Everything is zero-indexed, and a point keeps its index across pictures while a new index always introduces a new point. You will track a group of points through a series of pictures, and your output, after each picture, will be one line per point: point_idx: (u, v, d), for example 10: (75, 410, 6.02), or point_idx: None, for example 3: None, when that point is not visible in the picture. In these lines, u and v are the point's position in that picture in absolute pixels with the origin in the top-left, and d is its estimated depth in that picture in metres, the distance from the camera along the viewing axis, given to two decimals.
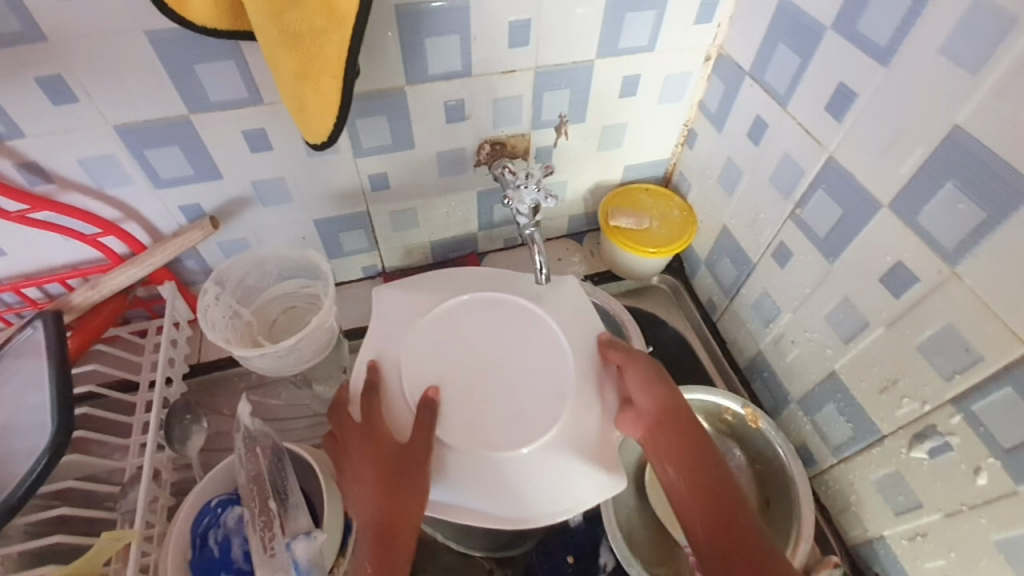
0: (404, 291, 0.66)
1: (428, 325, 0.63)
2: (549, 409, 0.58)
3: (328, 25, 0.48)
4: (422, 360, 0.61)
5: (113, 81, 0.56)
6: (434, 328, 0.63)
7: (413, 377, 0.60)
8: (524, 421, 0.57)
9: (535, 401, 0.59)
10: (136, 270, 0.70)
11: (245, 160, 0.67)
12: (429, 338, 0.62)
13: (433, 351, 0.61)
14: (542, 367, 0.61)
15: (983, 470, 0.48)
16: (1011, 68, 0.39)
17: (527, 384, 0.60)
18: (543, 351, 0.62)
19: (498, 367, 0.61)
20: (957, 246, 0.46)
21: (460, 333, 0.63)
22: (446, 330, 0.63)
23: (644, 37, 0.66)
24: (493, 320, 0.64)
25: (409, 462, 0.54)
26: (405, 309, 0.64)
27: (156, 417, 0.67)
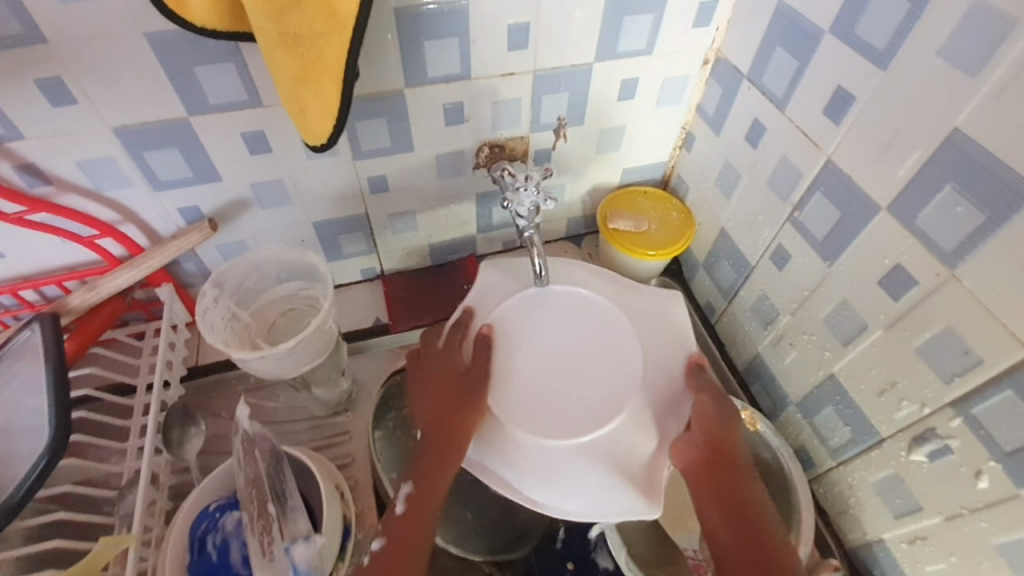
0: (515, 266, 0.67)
1: (530, 296, 0.64)
2: (597, 415, 0.57)
3: (327, 28, 0.48)
4: (507, 327, 0.62)
5: (113, 83, 0.56)
6: (534, 302, 0.64)
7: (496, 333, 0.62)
8: (573, 414, 0.58)
9: (590, 406, 0.58)
10: (134, 273, 0.70)
11: (244, 162, 0.67)
12: (527, 308, 0.63)
13: (520, 318, 0.63)
14: (616, 373, 0.60)
15: (984, 474, 0.48)
16: (1009, 72, 0.39)
17: (590, 387, 0.59)
18: (621, 357, 0.61)
19: (571, 359, 0.61)
20: (956, 249, 0.46)
21: (551, 315, 0.63)
22: (540, 305, 0.64)
23: (643, 40, 0.67)
24: (590, 311, 0.64)
25: (470, 392, 0.58)
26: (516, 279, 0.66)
27: (154, 419, 0.67)
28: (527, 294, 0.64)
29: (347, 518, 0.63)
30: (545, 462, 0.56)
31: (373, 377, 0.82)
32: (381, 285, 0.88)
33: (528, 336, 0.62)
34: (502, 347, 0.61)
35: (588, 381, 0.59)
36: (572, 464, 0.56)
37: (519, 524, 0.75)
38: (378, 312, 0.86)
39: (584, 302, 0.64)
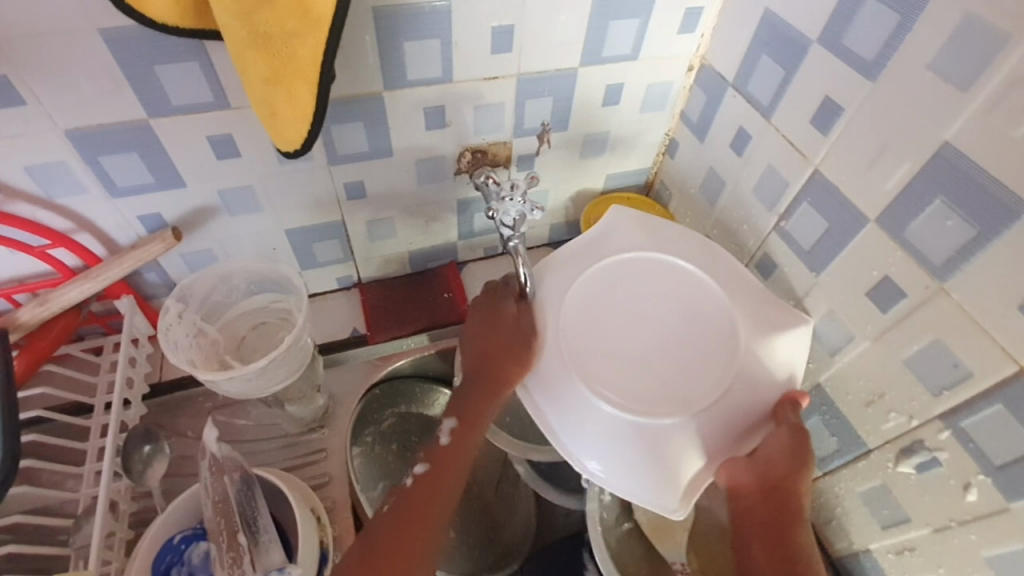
0: (634, 231, 0.64)
1: (637, 265, 0.62)
2: (651, 393, 0.55)
3: (301, 27, 0.45)
4: (596, 290, 0.61)
5: (64, 83, 0.52)
6: (637, 273, 0.62)
7: (584, 287, 0.61)
8: (630, 385, 0.55)
9: (652, 386, 0.55)
10: (90, 285, 0.65)
11: (210, 167, 0.63)
12: (629, 274, 0.62)
13: (622, 279, 0.61)
14: (697, 364, 0.56)
15: (973, 487, 0.49)
16: (1001, 86, 0.39)
17: (660, 369, 0.56)
18: (709, 352, 0.57)
19: (649, 335, 0.58)
20: (945, 263, 0.46)
21: (645, 289, 0.61)
22: (641, 275, 0.61)
23: (628, 45, 0.65)
24: (692, 297, 0.60)
25: (517, 342, 0.58)
26: (633, 242, 0.63)
27: (112, 442, 0.63)
28: (636, 259, 0.62)
29: (323, 543, 0.60)
30: (585, 423, 0.55)
31: (350, 391, 0.79)
32: (357, 294, 0.85)
33: (614, 300, 0.60)
34: (584, 305, 0.60)
35: (657, 363, 0.57)
36: (607, 435, 0.55)
37: (504, 541, 0.74)
38: (355, 323, 0.83)
39: (689, 285, 0.60)
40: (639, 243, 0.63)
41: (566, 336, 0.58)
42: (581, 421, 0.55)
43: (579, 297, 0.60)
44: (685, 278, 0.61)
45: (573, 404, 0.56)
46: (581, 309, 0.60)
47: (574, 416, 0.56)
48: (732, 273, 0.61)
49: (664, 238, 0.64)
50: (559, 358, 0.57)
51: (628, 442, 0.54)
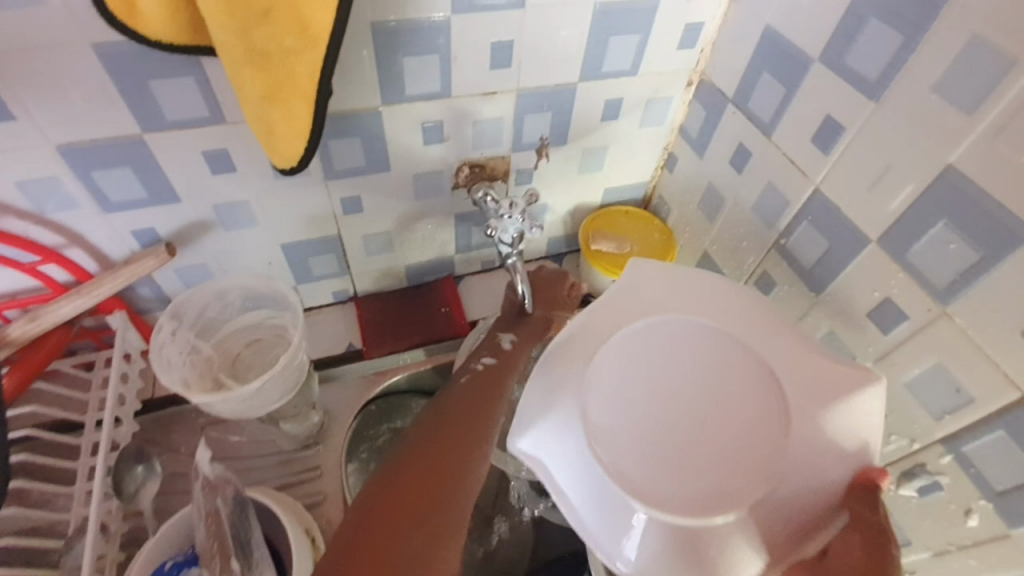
0: (670, 281, 0.53)
1: (667, 321, 0.51)
2: (691, 484, 0.43)
3: (299, 44, 0.44)
4: (621, 351, 0.49)
5: (56, 98, 0.51)
6: (667, 330, 0.50)
7: (606, 345, 0.49)
8: (663, 473, 0.43)
9: (690, 476, 0.43)
10: (81, 301, 0.64)
11: (206, 182, 0.62)
12: (658, 331, 0.50)
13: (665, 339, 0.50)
14: (749, 448, 0.44)
15: (974, 512, 0.48)
16: (1006, 111, 0.39)
17: (702, 455, 0.44)
18: (762, 432, 0.44)
19: (687, 411, 0.46)
20: (948, 286, 0.45)
21: (678, 348, 0.49)
22: (677, 336, 0.50)
23: (628, 61, 0.65)
24: (735, 360, 0.48)
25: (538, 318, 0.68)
26: (672, 294, 0.53)
27: (103, 461, 0.62)
28: (665, 314, 0.51)
29: None
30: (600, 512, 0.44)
31: (345, 406, 0.78)
32: (354, 307, 0.84)
33: (656, 365, 0.48)
34: (608, 369, 0.48)
35: (695, 447, 0.44)
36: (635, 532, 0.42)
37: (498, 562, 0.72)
38: (351, 337, 0.82)
39: (729, 343, 0.49)
40: (682, 297, 0.52)
41: (584, 404, 0.46)
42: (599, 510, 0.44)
43: (599, 359, 0.49)
44: (727, 337, 0.49)
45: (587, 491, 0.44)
46: (604, 373, 0.48)
47: (596, 504, 0.44)
48: (777, 323, 0.51)
49: (690, 287, 0.53)
50: (569, 432, 0.46)
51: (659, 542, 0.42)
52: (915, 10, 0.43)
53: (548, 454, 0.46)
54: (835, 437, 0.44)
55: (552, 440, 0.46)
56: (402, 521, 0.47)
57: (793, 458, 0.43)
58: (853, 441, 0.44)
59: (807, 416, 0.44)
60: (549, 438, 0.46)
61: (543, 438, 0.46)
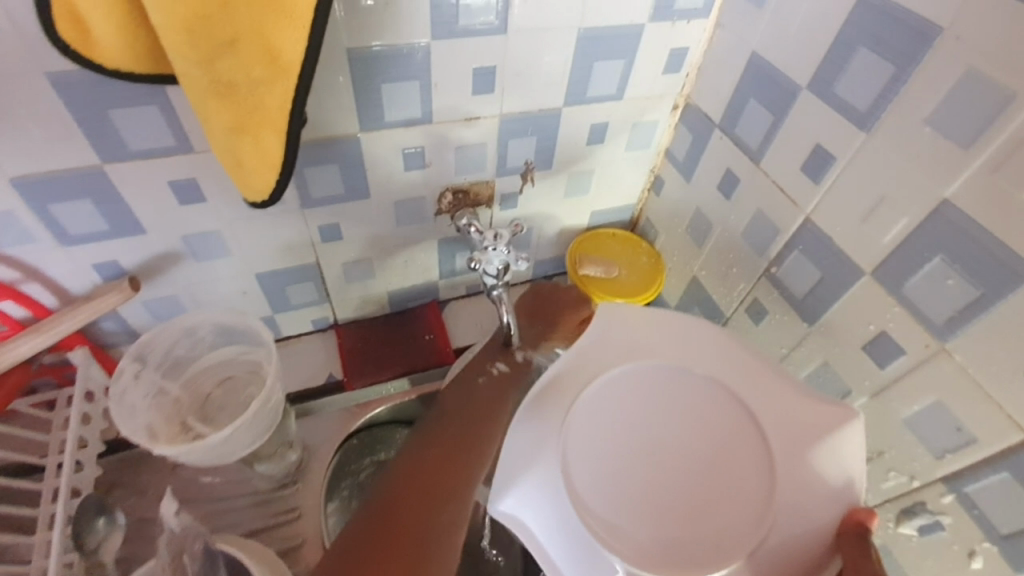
0: (636, 325, 0.52)
1: (641, 370, 0.50)
2: (682, 542, 0.42)
3: (269, 75, 0.41)
4: (597, 406, 0.48)
5: (6, 128, 0.47)
6: (642, 380, 0.49)
7: (583, 402, 0.48)
8: (652, 533, 0.42)
9: (681, 531, 0.42)
10: (39, 340, 0.60)
11: (173, 212, 0.59)
12: (634, 382, 0.49)
13: (637, 393, 0.48)
14: (737, 498, 0.43)
15: (977, 554, 0.46)
16: (1003, 147, 0.38)
17: (690, 507, 0.43)
18: (749, 479, 0.44)
19: (670, 463, 0.45)
20: (946, 322, 0.44)
21: (657, 399, 0.48)
22: (648, 386, 0.49)
23: (613, 85, 0.63)
24: (715, 406, 0.48)
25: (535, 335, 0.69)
26: (637, 340, 0.51)
27: (62, 511, 0.58)
28: (639, 363, 0.50)
29: None
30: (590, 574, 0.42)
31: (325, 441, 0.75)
32: (334, 336, 0.81)
33: (629, 420, 0.47)
34: (586, 425, 0.47)
35: (681, 498, 0.44)
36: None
37: None
38: (331, 367, 0.79)
39: (708, 389, 0.49)
40: (649, 345, 0.51)
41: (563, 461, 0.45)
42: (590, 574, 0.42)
43: (575, 416, 0.47)
44: (702, 381, 0.49)
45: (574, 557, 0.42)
46: (583, 431, 0.46)
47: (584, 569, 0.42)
48: (754, 357, 0.50)
49: (663, 333, 0.52)
50: (554, 493, 0.44)
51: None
52: (906, 41, 0.42)
53: (532, 516, 0.44)
54: (824, 481, 0.43)
55: (534, 495, 0.44)
56: (409, 524, 0.51)
57: (782, 505, 0.42)
58: (840, 478, 0.42)
59: (793, 460, 0.44)
60: (529, 499, 0.44)
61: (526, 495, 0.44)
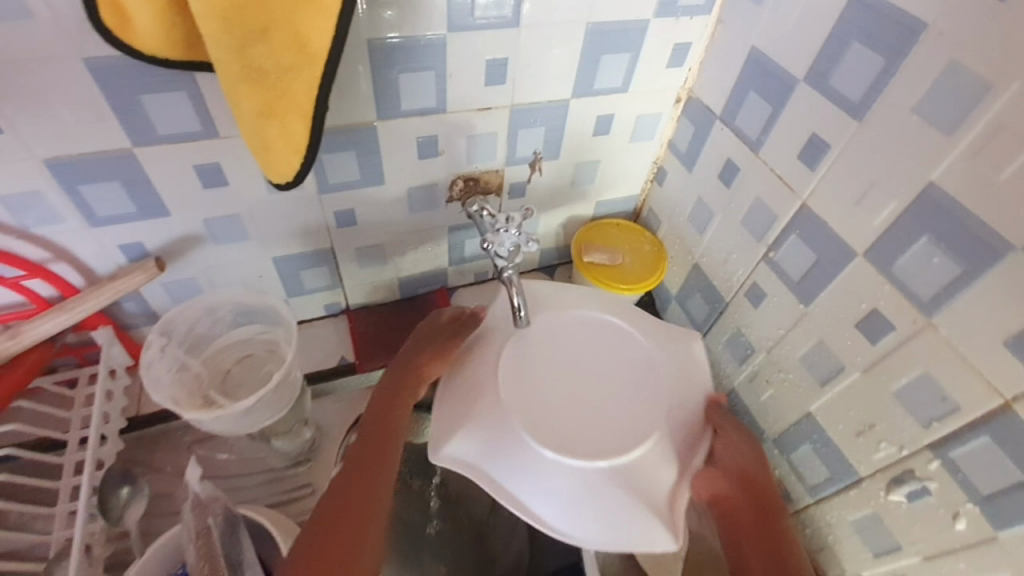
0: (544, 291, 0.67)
1: (548, 325, 0.63)
2: (599, 440, 0.55)
3: (296, 61, 0.43)
4: (519, 356, 0.60)
5: (42, 111, 0.50)
6: (553, 333, 0.63)
7: (509, 354, 0.60)
8: (580, 436, 0.55)
9: (598, 431, 0.56)
10: (65, 317, 0.62)
11: (196, 195, 0.61)
12: (547, 336, 0.62)
13: (549, 346, 0.62)
14: (634, 403, 0.58)
15: (961, 516, 0.50)
16: (983, 132, 0.41)
17: (599, 414, 0.57)
18: (638, 388, 0.59)
19: (582, 388, 0.59)
20: (932, 298, 0.47)
21: (569, 346, 0.62)
22: (558, 339, 0.62)
23: (619, 78, 0.66)
24: (614, 342, 0.63)
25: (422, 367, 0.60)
26: (540, 305, 0.65)
27: (87, 482, 0.60)
28: (546, 317, 0.64)
29: None
30: (537, 483, 0.53)
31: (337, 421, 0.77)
32: (346, 320, 0.83)
33: (548, 365, 0.60)
34: (512, 368, 0.59)
35: (592, 408, 0.57)
36: (565, 490, 0.53)
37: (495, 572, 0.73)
38: (343, 350, 0.81)
39: (600, 330, 0.64)
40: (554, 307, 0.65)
41: (501, 396, 0.57)
42: (529, 481, 0.53)
43: (505, 363, 0.59)
44: (605, 329, 0.64)
45: (516, 469, 0.54)
46: (512, 374, 0.58)
47: (529, 472, 0.54)
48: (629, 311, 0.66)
49: (563, 298, 0.66)
50: (494, 421, 0.56)
51: (583, 487, 0.53)
52: (896, 35, 0.45)
53: (475, 444, 0.55)
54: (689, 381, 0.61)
55: (483, 420, 0.56)
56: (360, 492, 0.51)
57: (669, 400, 0.59)
58: (695, 378, 0.62)
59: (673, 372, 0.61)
60: (474, 441, 0.55)
61: (472, 425, 0.56)
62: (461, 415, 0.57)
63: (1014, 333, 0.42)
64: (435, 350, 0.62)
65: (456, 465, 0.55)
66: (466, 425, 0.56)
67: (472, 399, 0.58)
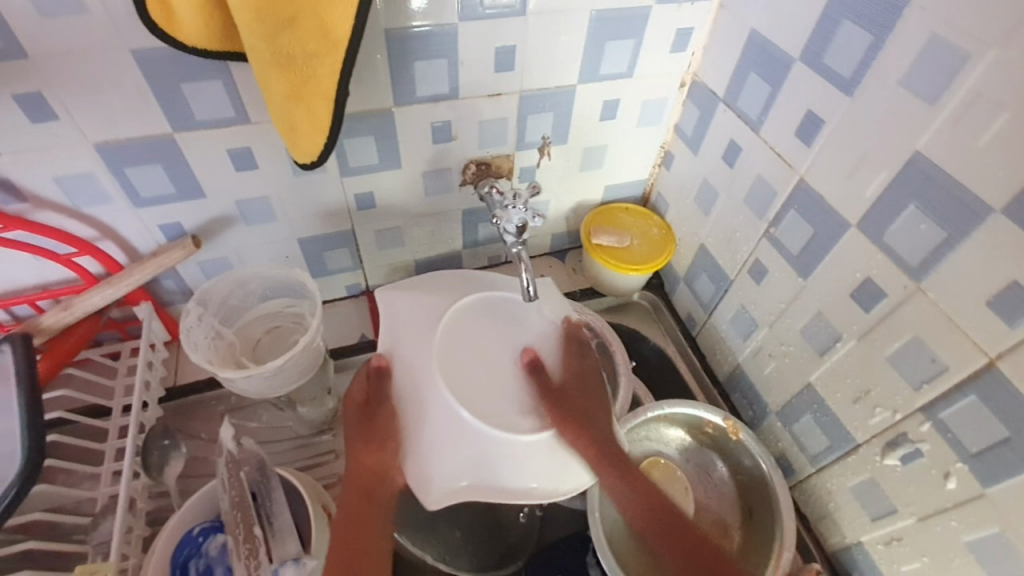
0: (398, 300, 0.65)
1: (407, 338, 0.62)
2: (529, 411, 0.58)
3: (321, 47, 0.47)
4: (419, 367, 0.60)
5: (95, 100, 0.55)
6: (417, 336, 0.62)
7: (406, 375, 0.60)
8: (514, 412, 0.58)
9: (517, 395, 0.59)
10: (111, 291, 0.68)
11: (229, 178, 0.66)
12: (423, 347, 0.61)
13: (455, 358, 0.60)
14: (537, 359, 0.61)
15: (952, 475, 0.52)
16: (963, 101, 0.43)
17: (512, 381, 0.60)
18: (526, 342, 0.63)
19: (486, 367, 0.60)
20: (921, 263, 0.49)
21: (456, 339, 0.61)
22: (454, 349, 0.60)
23: (623, 64, 0.69)
24: (474, 312, 0.64)
25: (369, 411, 0.59)
26: (414, 314, 0.64)
27: (133, 442, 0.65)
28: (399, 330, 0.63)
29: None
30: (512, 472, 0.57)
31: None
32: (367, 301, 0.88)
33: (467, 379, 0.59)
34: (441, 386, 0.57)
35: (503, 379, 0.60)
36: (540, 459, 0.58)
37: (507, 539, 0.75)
38: (364, 329, 0.86)
39: (430, 314, 0.63)
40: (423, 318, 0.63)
41: (441, 419, 0.57)
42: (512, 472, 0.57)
43: (426, 394, 0.58)
44: (482, 314, 0.64)
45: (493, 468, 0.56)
46: (431, 394, 0.58)
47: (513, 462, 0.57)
48: (485, 298, 0.66)
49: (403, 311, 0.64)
50: (449, 440, 0.56)
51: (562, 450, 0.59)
52: (883, 12, 0.47)
53: (444, 464, 0.56)
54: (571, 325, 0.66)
55: (438, 433, 0.56)
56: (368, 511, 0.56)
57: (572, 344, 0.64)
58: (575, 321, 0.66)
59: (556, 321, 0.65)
60: (451, 473, 0.56)
61: (433, 450, 0.56)
62: (417, 440, 0.57)
63: (996, 292, 0.44)
64: (383, 408, 0.59)
65: (447, 497, 0.56)
66: (429, 456, 0.56)
67: (404, 417, 0.58)
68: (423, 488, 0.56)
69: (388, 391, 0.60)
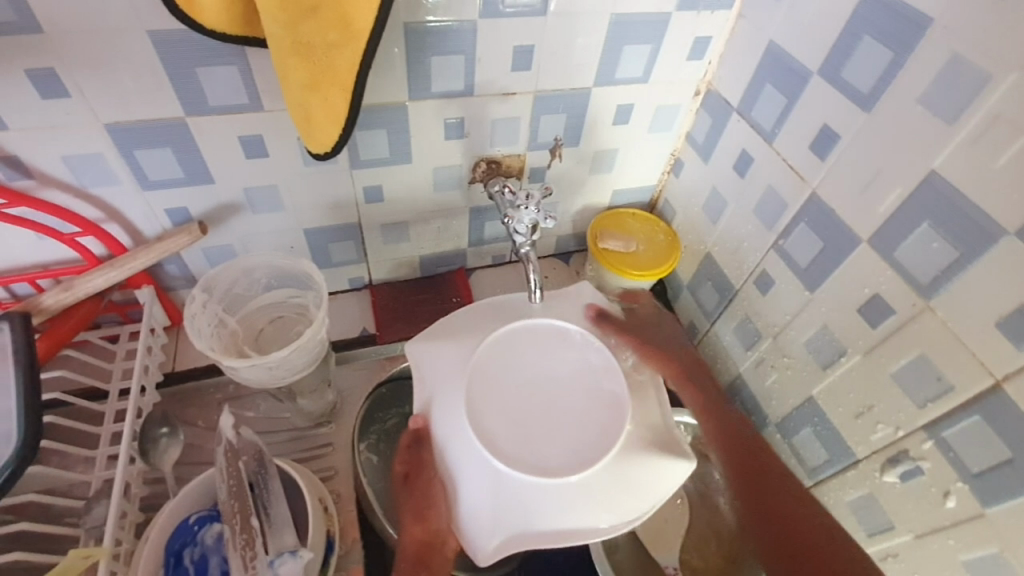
0: (430, 346, 0.66)
1: (440, 396, 0.62)
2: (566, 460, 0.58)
3: (341, 37, 0.47)
4: (454, 426, 0.60)
5: (108, 79, 0.55)
6: (448, 392, 0.62)
7: (442, 436, 0.60)
8: (551, 456, 0.58)
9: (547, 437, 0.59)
10: (113, 274, 0.67)
11: (239, 165, 0.65)
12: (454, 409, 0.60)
13: (488, 406, 0.61)
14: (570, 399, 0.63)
15: (952, 494, 0.52)
16: (982, 122, 0.44)
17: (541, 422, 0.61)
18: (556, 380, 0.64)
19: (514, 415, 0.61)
20: (930, 282, 0.49)
21: (487, 386, 0.62)
22: (484, 393, 0.62)
23: (639, 69, 0.69)
24: (502, 355, 0.65)
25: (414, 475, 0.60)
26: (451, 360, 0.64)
27: (131, 427, 0.64)
28: (431, 388, 0.63)
29: (330, 532, 0.63)
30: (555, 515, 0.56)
31: (357, 387, 0.81)
32: (368, 295, 0.88)
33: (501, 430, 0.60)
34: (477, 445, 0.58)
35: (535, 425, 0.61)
36: (584, 499, 0.57)
37: None
38: (365, 323, 0.85)
39: (456, 367, 0.63)
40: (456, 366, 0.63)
41: (478, 478, 0.58)
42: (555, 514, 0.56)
43: (460, 455, 0.59)
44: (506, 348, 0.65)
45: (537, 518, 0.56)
46: (466, 453, 0.58)
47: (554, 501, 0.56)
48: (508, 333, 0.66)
49: (442, 359, 0.64)
50: (488, 489, 0.57)
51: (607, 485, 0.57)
52: (904, 29, 0.48)
53: (488, 517, 0.56)
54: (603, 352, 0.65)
55: (478, 494, 0.57)
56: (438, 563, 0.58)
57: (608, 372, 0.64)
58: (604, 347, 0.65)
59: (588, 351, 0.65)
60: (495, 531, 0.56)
61: (474, 507, 0.57)
62: (458, 497, 0.58)
63: (1006, 314, 0.45)
64: (426, 475, 0.59)
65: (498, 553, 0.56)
66: (474, 514, 0.57)
67: (445, 479, 0.59)
68: (473, 544, 0.56)
69: (427, 456, 0.60)
